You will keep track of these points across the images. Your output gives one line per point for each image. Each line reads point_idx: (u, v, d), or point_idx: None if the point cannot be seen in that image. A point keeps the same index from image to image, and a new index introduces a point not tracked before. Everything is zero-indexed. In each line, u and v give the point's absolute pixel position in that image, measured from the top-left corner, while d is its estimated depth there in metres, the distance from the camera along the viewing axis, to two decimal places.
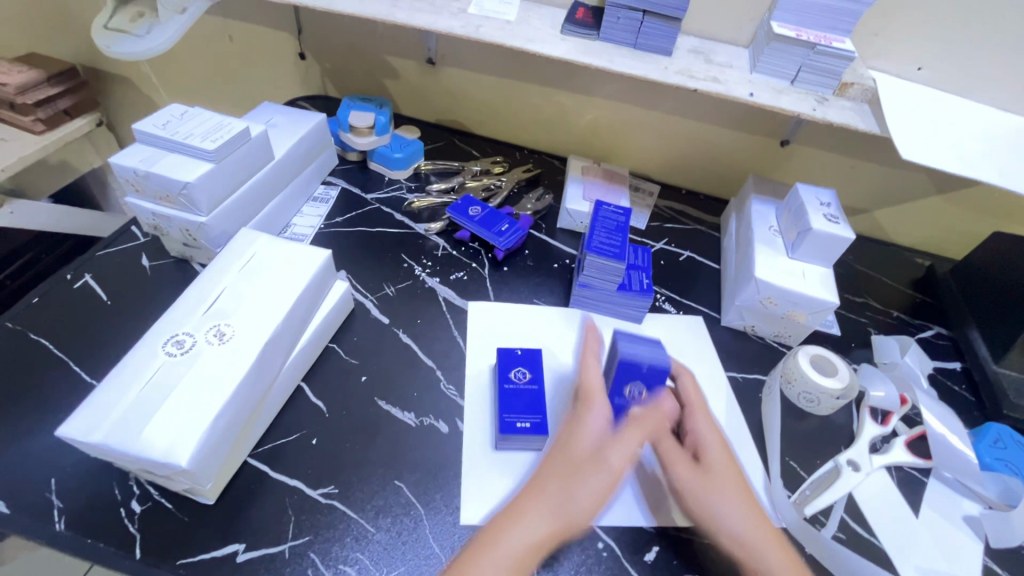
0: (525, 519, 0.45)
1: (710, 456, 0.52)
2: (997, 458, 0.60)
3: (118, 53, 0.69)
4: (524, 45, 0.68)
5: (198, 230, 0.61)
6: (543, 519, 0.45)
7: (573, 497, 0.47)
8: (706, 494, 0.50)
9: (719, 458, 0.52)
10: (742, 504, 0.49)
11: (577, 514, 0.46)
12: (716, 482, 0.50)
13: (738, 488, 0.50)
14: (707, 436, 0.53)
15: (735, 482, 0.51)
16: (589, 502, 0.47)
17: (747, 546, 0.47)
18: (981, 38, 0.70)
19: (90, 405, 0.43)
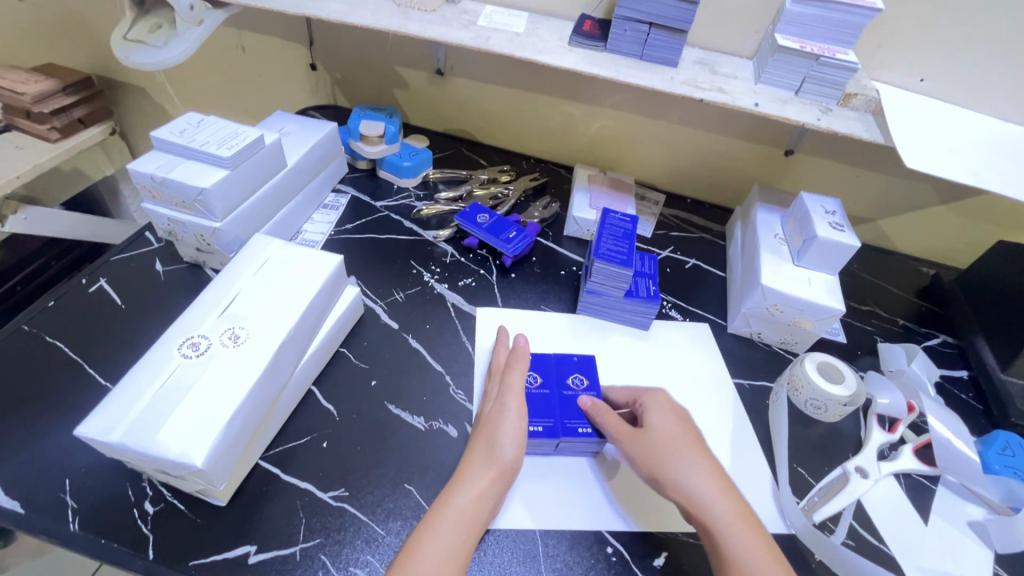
0: (473, 476, 0.48)
1: (658, 427, 0.53)
2: (1007, 465, 0.58)
3: (135, 62, 0.71)
4: (533, 56, 0.69)
5: (212, 236, 0.62)
6: (486, 470, 0.49)
7: (497, 446, 0.50)
8: (662, 463, 0.50)
9: (668, 427, 0.52)
10: (698, 472, 0.49)
11: (505, 459, 0.49)
12: (669, 451, 0.51)
13: (695, 451, 0.51)
14: (657, 412, 0.54)
15: (691, 446, 0.51)
16: (515, 444, 0.51)
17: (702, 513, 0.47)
18: (984, 50, 0.71)
19: (108, 406, 0.44)
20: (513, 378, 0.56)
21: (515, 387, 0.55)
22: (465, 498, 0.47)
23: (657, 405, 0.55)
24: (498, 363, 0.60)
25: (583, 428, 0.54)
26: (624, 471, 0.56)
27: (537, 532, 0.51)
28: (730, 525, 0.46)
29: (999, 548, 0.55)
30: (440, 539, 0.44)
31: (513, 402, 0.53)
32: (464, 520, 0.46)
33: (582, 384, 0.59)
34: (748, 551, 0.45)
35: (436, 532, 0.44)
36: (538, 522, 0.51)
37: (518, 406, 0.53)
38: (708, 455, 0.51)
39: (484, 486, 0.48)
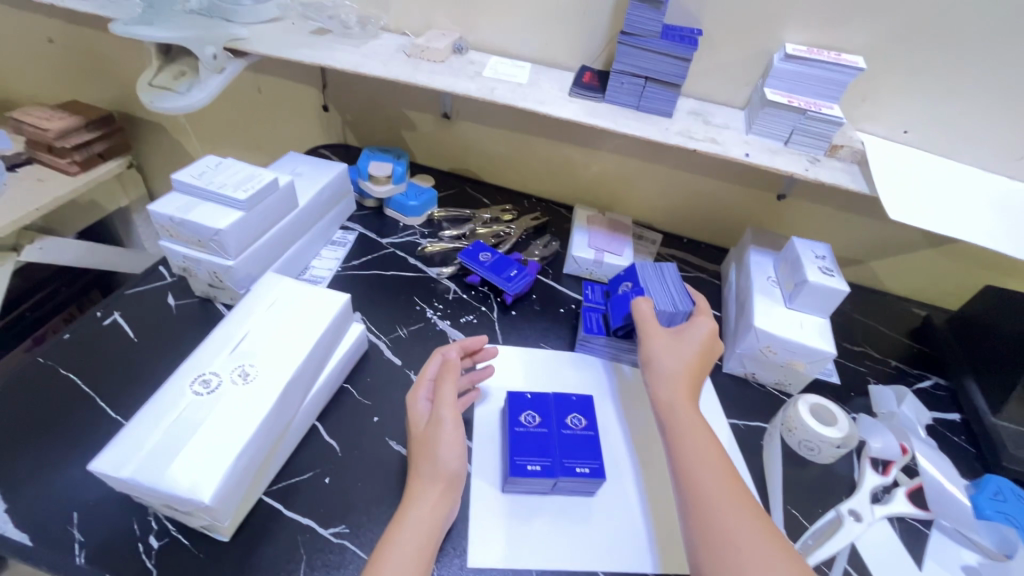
0: (422, 493, 0.51)
1: (690, 346, 0.63)
2: (999, 509, 0.57)
3: (159, 107, 0.75)
4: (535, 106, 0.73)
5: (225, 273, 0.65)
6: (432, 485, 0.51)
7: (438, 459, 0.52)
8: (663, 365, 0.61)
9: (694, 348, 0.63)
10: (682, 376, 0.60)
11: (447, 468, 0.52)
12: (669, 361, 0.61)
13: (694, 373, 0.61)
14: (695, 334, 0.64)
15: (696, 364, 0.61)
16: (457, 455, 0.53)
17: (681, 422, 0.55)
18: (963, 106, 0.75)
19: (122, 440, 0.45)
20: (444, 390, 0.57)
21: (447, 401, 0.55)
22: (420, 512, 0.49)
23: (701, 330, 0.65)
24: (427, 374, 0.60)
25: (580, 468, 0.55)
26: (621, 511, 0.57)
27: (534, 571, 0.51)
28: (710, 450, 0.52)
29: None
30: (400, 553, 0.46)
31: (447, 413, 0.54)
32: (422, 531, 0.48)
33: (580, 424, 0.60)
34: (720, 488, 0.49)
35: (399, 547, 0.46)
36: (534, 563, 0.52)
37: (452, 417, 0.54)
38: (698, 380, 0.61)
39: (436, 499, 0.50)
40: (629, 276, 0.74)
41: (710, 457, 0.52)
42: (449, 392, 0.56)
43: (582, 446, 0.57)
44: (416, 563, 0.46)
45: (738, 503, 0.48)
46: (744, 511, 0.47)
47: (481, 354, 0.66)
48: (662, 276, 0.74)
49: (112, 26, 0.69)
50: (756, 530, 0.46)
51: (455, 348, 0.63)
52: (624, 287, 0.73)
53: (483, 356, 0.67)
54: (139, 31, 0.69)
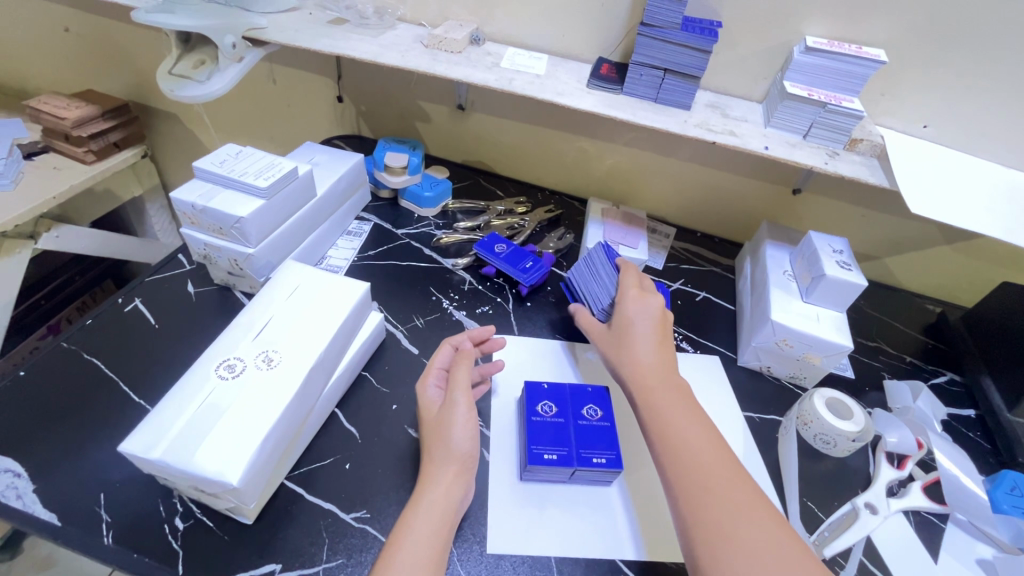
0: (437, 475, 0.51)
1: (634, 325, 0.63)
2: (1016, 505, 0.59)
3: (180, 96, 0.75)
4: (554, 98, 0.73)
5: (245, 261, 0.65)
6: (446, 467, 0.52)
7: (451, 440, 0.53)
8: (622, 352, 0.62)
9: (640, 325, 0.63)
10: (649, 358, 0.60)
11: (461, 450, 0.53)
12: (626, 347, 0.62)
13: (652, 349, 0.61)
14: (634, 312, 0.65)
15: (650, 342, 0.62)
16: (470, 436, 0.54)
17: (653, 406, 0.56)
18: (985, 100, 0.74)
19: (151, 423, 0.46)
20: (458, 375, 0.58)
21: (461, 385, 0.56)
22: (434, 493, 0.50)
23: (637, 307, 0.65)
24: (437, 362, 0.60)
25: (597, 458, 0.55)
26: (638, 498, 0.58)
27: (552, 558, 0.52)
28: (684, 430, 0.53)
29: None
30: (416, 532, 0.47)
31: (462, 398, 0.55)
32: (437, 511, 0.49)
33: (596, 415, 0.60)
34: (705, 472, 0.49)
35: (415, 528, 0.47)
36: (552, 550, 0.52)
37: (466, 400, 0.55)
38: (659, 354, 0.61)
39: (451, 481, 0.51)
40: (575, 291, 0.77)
41: (691, 439, 0.52)
42: (462, 374, 0.58)
43: (598, 436, 0.57)
44: (430, 542, 0.47)
45: (721, 482, 0.48)
46: (728, 492, 0.47)
47: (489, 345, 0.66)
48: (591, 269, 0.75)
49: (134, 13, 0.69)
50: (742, 510, 0.46)
51: (465, 338, 0.64)
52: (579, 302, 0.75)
53: (491, 345, 0.66)
54: (161, 20, 0.68)
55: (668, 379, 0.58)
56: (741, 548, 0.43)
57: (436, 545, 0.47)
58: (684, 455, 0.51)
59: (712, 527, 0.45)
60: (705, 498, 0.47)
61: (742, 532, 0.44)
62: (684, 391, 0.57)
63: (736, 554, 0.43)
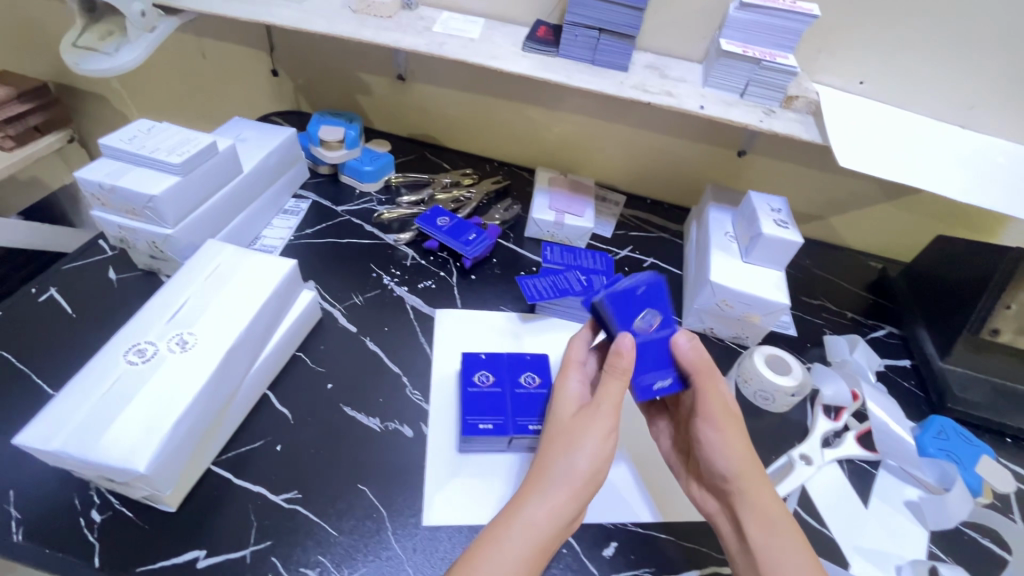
0: (550, 491, 0.46)
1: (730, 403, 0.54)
2: (940, 448, 0.60)
3: (85, 70, 0.70)
4: (486, 61, 0.71)
5: (164, 242, 0.62)
6: (563, 487, 0.46)
7: (575, 455, 0.47)
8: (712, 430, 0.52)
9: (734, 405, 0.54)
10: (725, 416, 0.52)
11: (582, 467, 0.47)
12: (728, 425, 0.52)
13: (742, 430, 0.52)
14: (724, 384, 0.56)
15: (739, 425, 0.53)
16: (597, 451, 0.48)
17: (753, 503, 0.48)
18: (918, 53, 0.74)
19: (50, 412, 0.43)
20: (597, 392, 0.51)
21: (613, 395, 0.50)
22: (536, 509, 0.45)
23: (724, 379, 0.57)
24: (575, 357, 0.57)
25: (533, 425, 0.55)
26: None
27: (490, 525, 0.52)
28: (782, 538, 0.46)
29: (931, 526, 0.58)
30: (512, 551, 0.42)
31: (605, 404, 0.50)
32: (532, 534, 0.44)
33: (534, 382, 0.59)
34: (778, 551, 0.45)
35: (505, 546, 0.43)
36: (490, 518, 0.52)
37: (611, 406, 0.50)
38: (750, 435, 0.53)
39: (562, 501, 0.45)
40: (646, 302, 0.55)
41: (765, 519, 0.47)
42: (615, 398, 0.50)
43: (535, 404, 0.57)
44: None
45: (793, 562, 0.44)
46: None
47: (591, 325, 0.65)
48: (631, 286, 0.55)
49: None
50: None
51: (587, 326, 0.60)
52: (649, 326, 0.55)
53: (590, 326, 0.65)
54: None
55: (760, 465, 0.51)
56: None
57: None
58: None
59: None
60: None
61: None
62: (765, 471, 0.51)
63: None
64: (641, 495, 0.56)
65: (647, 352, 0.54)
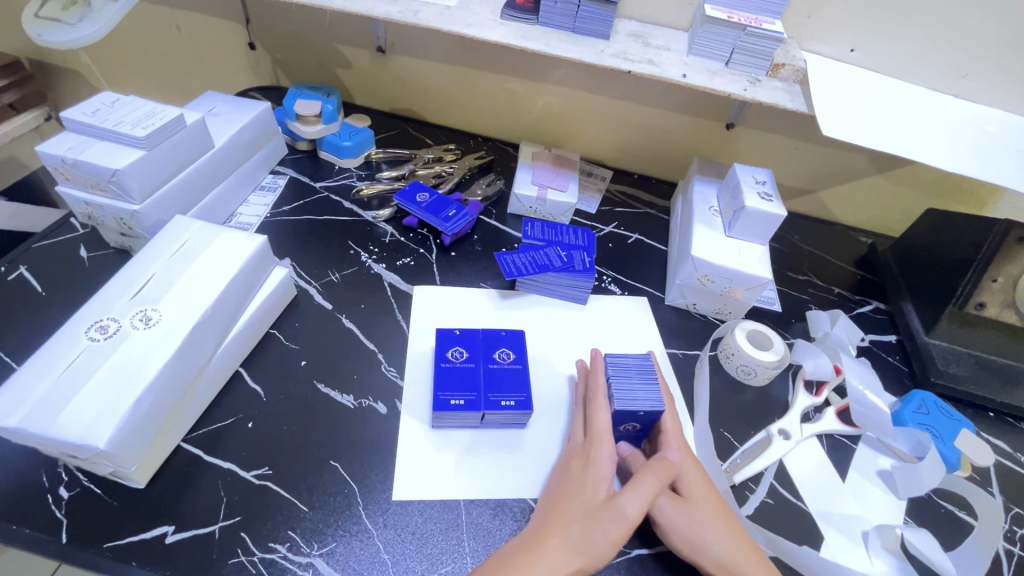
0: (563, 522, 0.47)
1: (700, 494, 0.51)
2: (920, 422, 0.61)
3: (49, 41, 0.68)
4: (461, 30, 0.68)
5: (132, 219, 0.61)
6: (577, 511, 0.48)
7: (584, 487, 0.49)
8: (694, 535, 0.48)
9: (703, 491, 0.51)
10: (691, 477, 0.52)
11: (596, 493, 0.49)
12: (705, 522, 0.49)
13: (724, 523, 0.49)
14: (693, 474, 0.52)
15: (722, 517, 0.50)
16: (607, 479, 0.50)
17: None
18: (910, 17, 0.71)
19: (7, 390, 0.43)
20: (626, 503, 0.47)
21: (603, 431, 0.53)
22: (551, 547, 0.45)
23: (691, 465, 0.53)
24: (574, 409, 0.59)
25: (506, 401, 0.54)
26: (551, 438, 0.57)
27: (461, 501, 0.51)
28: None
29: (902, 495, 0.57)
30: None
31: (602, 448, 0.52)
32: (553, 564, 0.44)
33: (508, 358, 0.59)
34: None
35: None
36: (462, 493, 0.52)
37: (605, 437, 0.53)
38: (735, 524, 0.50)
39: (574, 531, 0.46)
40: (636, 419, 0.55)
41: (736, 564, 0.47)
42: (607, 460, 0.51)
43: (510, 379, 0.57)
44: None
45: None
46: None
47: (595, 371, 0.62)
48: (629, 366, 0.58)
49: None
50: None
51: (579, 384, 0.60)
52: (622, 429, 0.56)
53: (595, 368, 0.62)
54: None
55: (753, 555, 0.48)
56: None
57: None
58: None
59: None
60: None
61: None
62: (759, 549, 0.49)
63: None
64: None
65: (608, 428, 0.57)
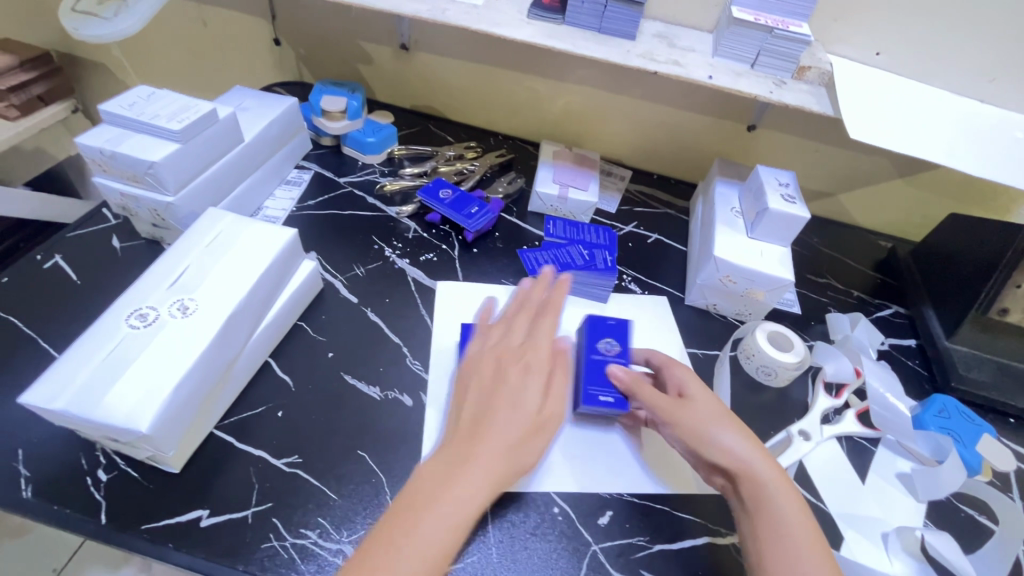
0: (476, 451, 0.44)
1: (698, 395, 0.52)
2: (941, 426, 0.61)
3: (86, 35, 0.69)
4: (489, 28, 0.69)
5: (166, 210, 0.62)
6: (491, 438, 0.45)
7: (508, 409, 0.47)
8: (706, 428, 0.50)
9: (702, 394, 0.52)
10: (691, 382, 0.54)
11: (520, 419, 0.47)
12: (715, 418, 0.50)
13: (732, 420, 0.50)
14: (689, 380, 0.54)
15: (725, 415, 0.51)
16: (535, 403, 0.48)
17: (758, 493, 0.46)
18: (938, 22, 0.71)
19: (53, 374, 0.44)
20: (527, 389, 0.49)
21: (541, 354, 0.52)
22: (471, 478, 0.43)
23: (687, 374, 0.55)
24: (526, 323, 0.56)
25: None
26: (573, 434, 0.58)
27: None
28: (788, 510, 0.45)
29: (922, 498, 0.58)
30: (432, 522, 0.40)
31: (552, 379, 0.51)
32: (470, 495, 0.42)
33: None
34: (761, 482, 0.46)
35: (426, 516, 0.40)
36: None
37: (544, 364, 0.51)
38: (745, 422, 0.51)
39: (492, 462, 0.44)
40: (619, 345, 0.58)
41: (738, 453, 0.48)
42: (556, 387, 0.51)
43: None
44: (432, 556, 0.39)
45: (779, 492, 0.45)
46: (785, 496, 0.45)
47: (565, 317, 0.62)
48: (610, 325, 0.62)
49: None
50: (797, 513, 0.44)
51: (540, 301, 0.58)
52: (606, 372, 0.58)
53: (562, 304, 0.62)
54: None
55: (766, 451, 0.49)
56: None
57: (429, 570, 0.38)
58: (793, 537, 0.43)
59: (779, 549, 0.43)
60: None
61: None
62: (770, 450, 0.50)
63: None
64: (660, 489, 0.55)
65: (600, 368, 0.58)
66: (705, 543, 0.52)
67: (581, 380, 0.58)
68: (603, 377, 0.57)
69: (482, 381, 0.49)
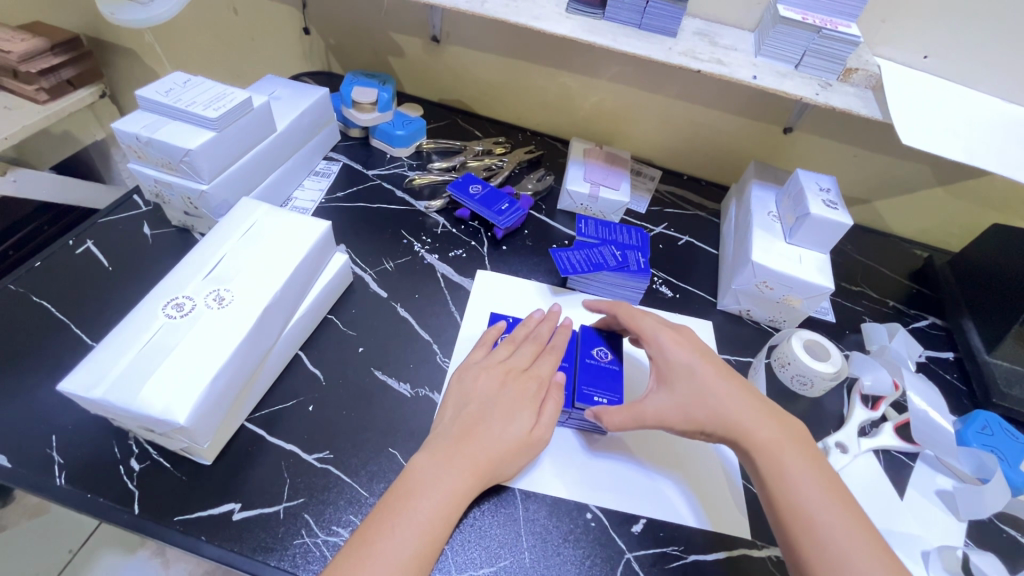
0: (457, 463, 0.46)
1: (693, 364, 0.53)
2: (984, 443, 0.60)
3: (120, 19, 0.68)
4: (529, 22, 0.67)
5: (199, 199, 0.62)
6: (472, 462, 0.47)
7: (499, 435, 0.49)
8: (706, 397, 0.51)
9: (697, 362, 0.53)
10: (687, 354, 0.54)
11: (511, 445, 0.49)
12: (708, 383, 0.52)
13: (730, 382, 0.53)
14: (684, 351, 0.54)
15: (726, 377, 0.53)
16: (524, 431, 0.50)
17: (775, 455, 0.48)
18: (992, 26, 0.69)
19: (91, 362, 0.44)
20: (518, 417, 0.50)
21: (542, 381, 0.53)
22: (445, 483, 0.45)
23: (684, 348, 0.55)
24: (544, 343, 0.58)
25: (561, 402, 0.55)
26: (595, 440, 0.57)
27: (518, 494, 0.51)
28: (795, 471, 0.47)
29: (963, 516, 0.56)
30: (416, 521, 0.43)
31: (548, 404, 0.52)
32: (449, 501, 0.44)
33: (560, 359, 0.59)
34: (769, 443, 0.49)
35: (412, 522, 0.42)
36: (518, 485, 0.52)
37: (540, 390, 0.53)
38: (744, 383, 0.53)
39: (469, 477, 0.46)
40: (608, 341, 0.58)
41: (746, 417, 0.50)
42: (549, 410, 0.52)
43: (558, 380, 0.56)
44: (423, 537, 0.42)
45: (788, 453, 0.48)
46: (790, 453, 0.48)
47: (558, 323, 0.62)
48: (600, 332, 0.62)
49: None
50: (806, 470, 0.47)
51: (546, 326, 0.59)
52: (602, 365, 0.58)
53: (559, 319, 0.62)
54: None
55: (770, 414, 0.51)
56: (859, 544, 0.42)
57: (432, 538, 0.42)
58: (804, 497, 0.45)
59: (796, 505, 0.45)
60: (827, 526, 0.43)
61: (859, 539, 0.43)
62: (776, 408, 0.52)
63: (839, 540, 0.42)
64: (687, 499, 0.54)
65: (595, 372, 0.57)
66: (741, 553, 0.51)
67: (575, 382, 0.57)
68: (594, 379, 0.56)
69: (477, 406, 0.51)
